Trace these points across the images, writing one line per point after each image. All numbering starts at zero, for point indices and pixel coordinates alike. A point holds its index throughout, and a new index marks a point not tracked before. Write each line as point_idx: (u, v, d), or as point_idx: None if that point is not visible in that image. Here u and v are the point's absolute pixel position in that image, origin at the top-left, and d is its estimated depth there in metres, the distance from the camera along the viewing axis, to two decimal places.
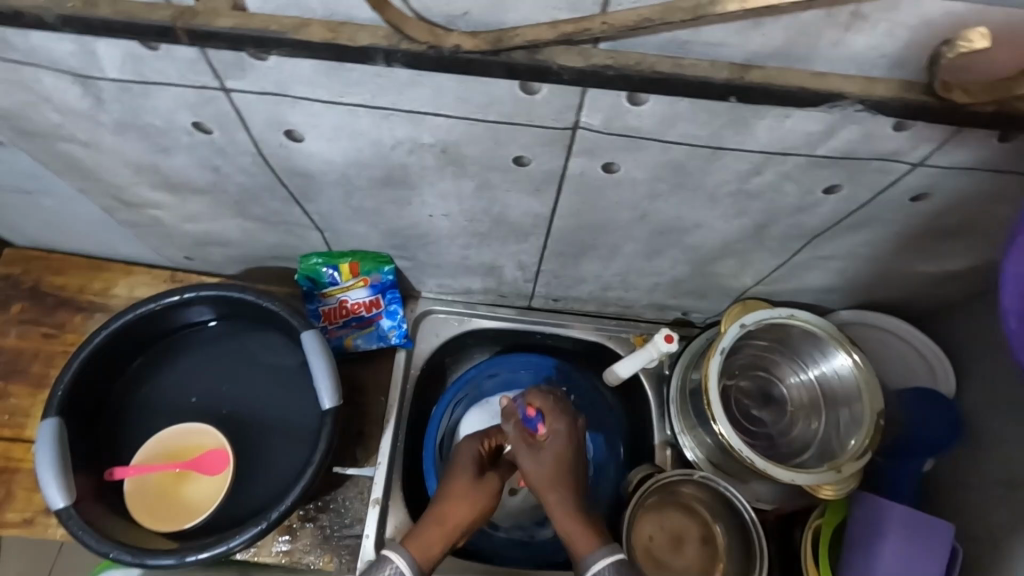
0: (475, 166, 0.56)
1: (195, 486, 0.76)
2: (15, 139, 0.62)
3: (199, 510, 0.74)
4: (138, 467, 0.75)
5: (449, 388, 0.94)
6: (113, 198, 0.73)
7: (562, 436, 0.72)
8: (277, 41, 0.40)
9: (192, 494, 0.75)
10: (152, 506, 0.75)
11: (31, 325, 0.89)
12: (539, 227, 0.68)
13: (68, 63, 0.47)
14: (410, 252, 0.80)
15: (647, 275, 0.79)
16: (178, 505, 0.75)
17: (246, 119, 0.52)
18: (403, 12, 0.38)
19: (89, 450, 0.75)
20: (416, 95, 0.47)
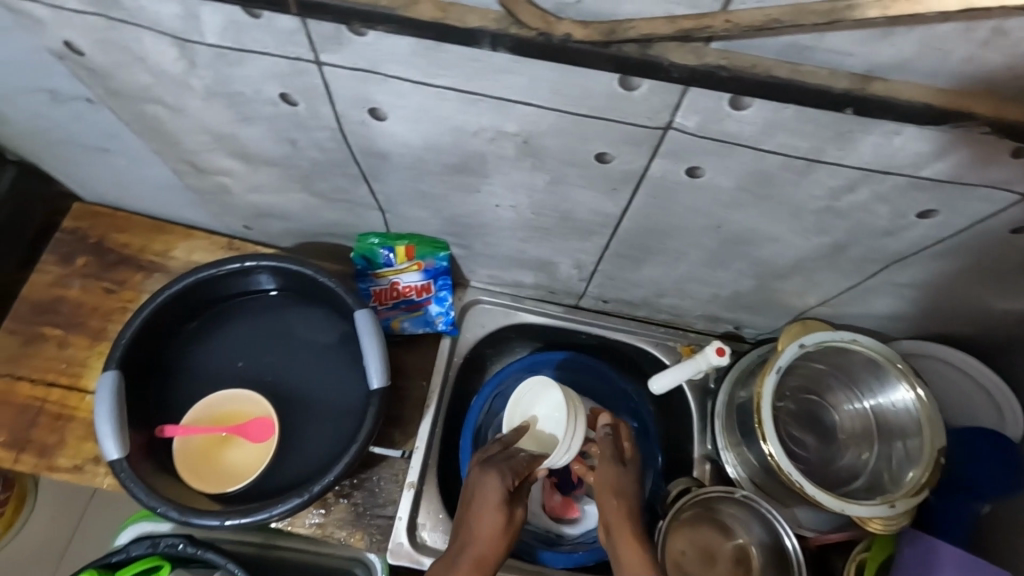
0: (554, 159, 0.55)
1: (241, 452, 0.77)
2: (103, 97, 0.63)
3: (242, 475, 0.76)
4: (187, 427, 0.77)
5: (489, 382, 0.92)
6: (186, 162, 0.75)
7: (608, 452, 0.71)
8: (385, 17, 0.39)
9: (236, 460, 0.77)
10: (197, 467, 0.76)
11: (93, 279, 0.92)
12: (606, 227, 0.67)
13: (170, 25, 0.48)
14: (467, 240, 0.80)
15: (707, 286, 0.77)
16: (225, 469, 0.76)
17: (332, 93, 0.52)
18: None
19: (141, 404, 0.77)
20: (510, 83, 0.46)
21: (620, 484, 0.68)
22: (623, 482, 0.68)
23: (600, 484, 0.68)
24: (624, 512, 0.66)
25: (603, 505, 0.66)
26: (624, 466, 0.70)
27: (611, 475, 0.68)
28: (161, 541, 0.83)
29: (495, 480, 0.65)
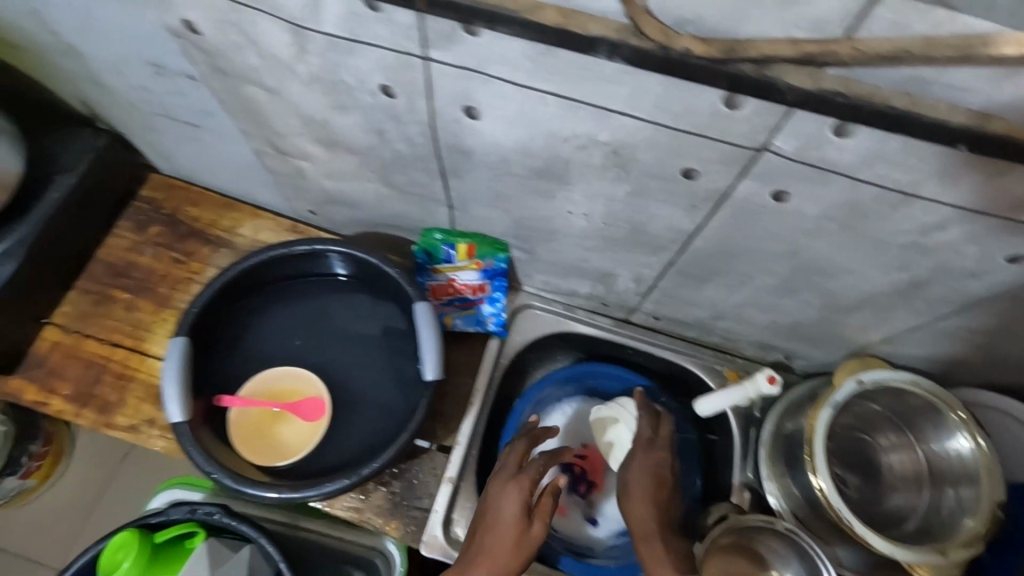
0: (640, 172, 0.56)
1: (293, 428, 0.79)
2: (207, 75, 0.66)
3: (292, 451, 0.77)
4: (243, 399, 0.79)
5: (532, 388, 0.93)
6: (270, 144, 0.77)
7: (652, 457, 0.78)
8: (508, 19, 0.40)
9: (286, 435, 0.78)
10: (249, 440, 0.78)
11: (164, 249, 0.95)
12: (676, 244, 0.67)
13: (291, 12, 0.50)
14: (530, 244, 0.81)
15: (767, 313, 0.77)
16: (277, 442, 0.78)
17: (433, 89, 0.54)
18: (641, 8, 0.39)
19: (203, 373, 0.80)
20: (613, 93, 0.47)
21: (660, 487, 0.75)
22: (663, 478, 0.76)
23: (636, 489, 0.75)
24: (648, 510, 0.73)
25: (632, 511, 0.73)
26: (673, 467, 0.78)
27: (644, 476, 0.75)
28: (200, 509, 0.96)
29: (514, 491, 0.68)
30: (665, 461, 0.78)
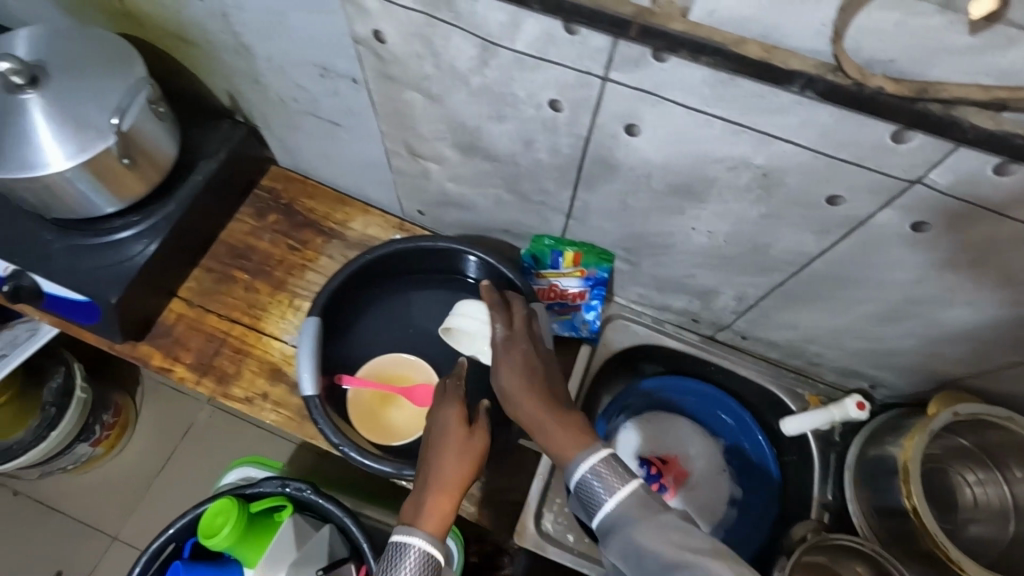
0: (782, 195, 0.61)
1: (403, 412, 0.84)
2: (371, 79, 0.73)
3: (399, 434, 0.83)
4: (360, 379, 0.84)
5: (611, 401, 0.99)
6: (405, 145, 0.84)
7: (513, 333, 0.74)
8: (714, 50, 0.46)
9: (394, 418, 0.84)
10: (361, 418, 0.83)
11: (281, 236, 1.02)
12: (792, 267, 0.72)
13: (489, 30, 0.56)
14: (637, 256, 0.85)
15: (865, 339, 0.80)
16: (387, 425, 0.83)
17: (601, 106, 0.60)
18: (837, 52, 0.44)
19: (326, 353, 0.86)
20: (781, 121, 0.53)
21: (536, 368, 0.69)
22: (531, 361, 0.70)
23: (508, 374, 0.69)
24: (535, 396, 0.66)
25: (509, 387, 0.68)
26: (540, 350, 0.73)
27: (532, 366, 0.69)
28: (289, 485, 1.03)
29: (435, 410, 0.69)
30: (536, 348, 0.73)
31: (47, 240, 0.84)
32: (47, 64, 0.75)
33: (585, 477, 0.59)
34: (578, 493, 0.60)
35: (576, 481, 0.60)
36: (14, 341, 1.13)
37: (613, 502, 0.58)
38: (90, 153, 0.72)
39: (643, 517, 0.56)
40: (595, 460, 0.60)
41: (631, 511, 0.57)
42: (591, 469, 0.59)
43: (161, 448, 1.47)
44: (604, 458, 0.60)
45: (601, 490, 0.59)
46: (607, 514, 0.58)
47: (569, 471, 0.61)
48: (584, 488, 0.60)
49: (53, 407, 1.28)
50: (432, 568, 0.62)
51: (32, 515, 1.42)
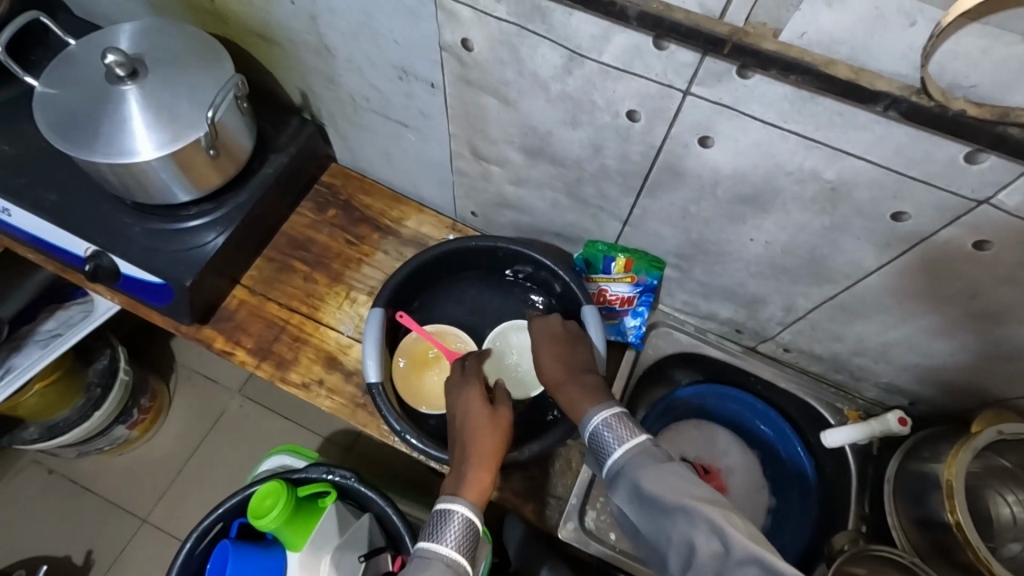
0: (848, 208, 0.64)
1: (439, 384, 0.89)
2: (449, 83, 0.76)
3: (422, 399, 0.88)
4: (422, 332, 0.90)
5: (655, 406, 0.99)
6: (470, 148, 0.87)
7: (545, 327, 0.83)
8: (804, 69, 0.49)
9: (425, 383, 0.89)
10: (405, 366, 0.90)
11: (338, 230, 1.05)
12: (848, 279, 0.74)
13: (579, 41, 0.60)
14: (690, 263, 0.88)
15: (912, 354, 0.82)
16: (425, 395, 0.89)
17: (678, 118, 0.63)
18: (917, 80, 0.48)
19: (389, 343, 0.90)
20: (856, 137, 0.55)
21: (564, 345, 0.81)
22: (559, 341, 0.82)
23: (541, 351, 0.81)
24: (559, 366, 0.78)
25: (544, 361, 0.80)
26: (566, 336, 0.83)
27: (558, 344, 0.81)
28: (334, 473, 1.05)
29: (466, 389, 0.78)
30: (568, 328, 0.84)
31: (126, 224, 0.88)
32: (146, 59, 0.80)
33: (596, 427, 0.67)
34: (591, 442, 0.67)
35: (590, 431, 0.68)
36: (69, 320, 1.15)
37: (622, 449, 0.64)
38: (182, 143, 0.76)
39: (648, 461, 0.62)
40: (608, 413, 0.67)
41: (637, 457, 0.63)
42: (602, 419, 0.67)
43: (196, 434, 1.47)
44: (616, 412, 0.67)
45: (611, 437, 0.65)
46: (616, 459, 0.64)
47: (584, 422, 0.69)
48: (596, 436, 0.67)
49: (98, 387, 1.29)
50: (473, 537, 0.66)
51: (68, 494, 1.41)
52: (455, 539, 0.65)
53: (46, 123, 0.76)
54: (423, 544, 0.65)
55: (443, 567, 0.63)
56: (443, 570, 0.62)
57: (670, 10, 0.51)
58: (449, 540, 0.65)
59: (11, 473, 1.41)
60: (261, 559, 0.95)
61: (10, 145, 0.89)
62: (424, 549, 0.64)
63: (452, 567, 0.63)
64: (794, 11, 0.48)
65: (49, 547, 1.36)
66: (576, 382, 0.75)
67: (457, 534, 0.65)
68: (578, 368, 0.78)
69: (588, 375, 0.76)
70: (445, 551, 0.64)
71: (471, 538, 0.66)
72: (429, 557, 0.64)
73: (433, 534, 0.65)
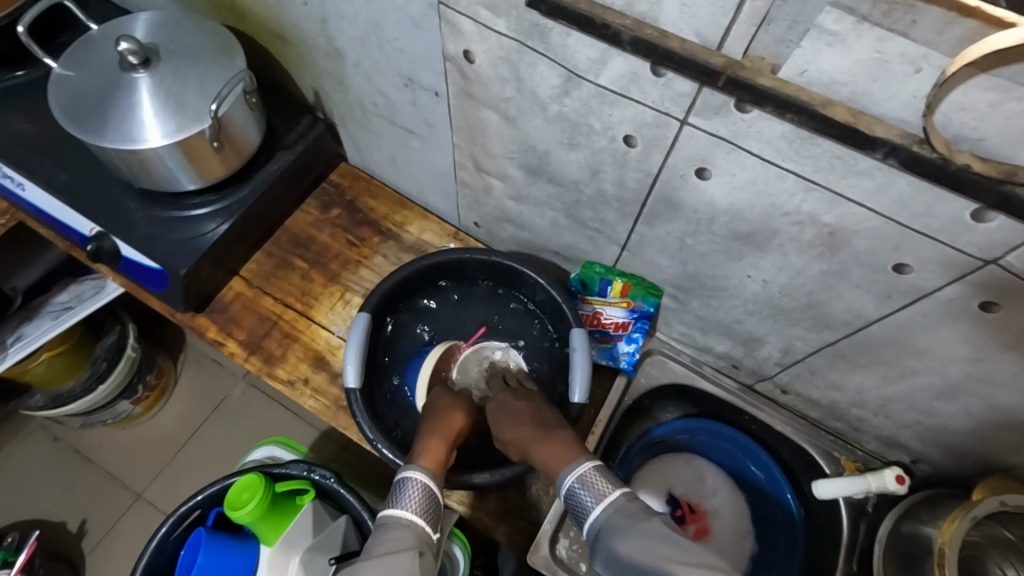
0: (847, 255, 0.61)
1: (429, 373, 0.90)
2: (452, 94, 0.75)
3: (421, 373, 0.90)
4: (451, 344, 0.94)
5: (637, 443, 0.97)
6: (472, 160, 0.86)
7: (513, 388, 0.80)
8: (800, 108, 0.47)
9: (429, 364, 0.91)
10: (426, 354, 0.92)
11: (341, 231, 1.04)
12: (848, 327, 0.71)
13: (576, 63, 0.59)
14: (688, 295, 0.85)
15: (914, 411, 0.78)
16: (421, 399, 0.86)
17: (675, 147, 0.61)
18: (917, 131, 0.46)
19: (374, 349, 0.90)
20: (856, 184, 0.53)
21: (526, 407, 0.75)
22: (522, 405, 0.76)
23: (502, 416, 0.75)
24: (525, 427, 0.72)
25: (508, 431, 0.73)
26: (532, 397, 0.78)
27: (521, 407, 0.75)
28: (315, 471, 1.05)
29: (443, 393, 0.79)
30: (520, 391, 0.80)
31: (132, 209, 0.89)
32: (160, 49, 0.81)
33: (570, 486, 0.62)
34: (568, 503, 0.62)
35: (565, 490, 0.62)
36: (81, 295, 1.14)
37: (600, 508, 0.59)
38: (186, 134, 0.77)
39: (627, 522, 0.56)
40: (582, 470, 0.62)
41: (616, 516, 0.58)
42: (577, 476, 0.62)
43: (196, 416, 1.49)
44: (590, 467, 0.62)
45: (587, 498, 0.60)
46: (593, 520, 0.59)
47: (560, 482, 0.63)
48: (573, 497, 0.61)
49: (105, 361, 1.29)
50: (433, 501, 0.64)
51: (65, 462, 1.43)
52: (414, 502, 0.63)
53: (59, 105, 0.78)
54: (385, 512, 0.62)
55: (404, 528, 0.60)
56: (403, 530, 0.59)
57: (666, 37, 0.50)
58: (409, 504, 0.62)
59: (16, 436, 1.44)
60: (236, 551, 0.95)
61: (30, 123, 0.92)
62: (385, 515, 0.62)
63: (412, 527, 0.60)
64: (794, 48, 0.46)
65: (45, 512, 1.39)
66: (548, 437, 0.69)
67: (416, 497, 0.63)
68: (548, 423, 0.72)
69: (557, 428, 0.71)
70: (404, 513, 0.61)
71: (431, 503, 0.64)
72: (389, 521, 0.61)
73: (393, 501, 0.63)
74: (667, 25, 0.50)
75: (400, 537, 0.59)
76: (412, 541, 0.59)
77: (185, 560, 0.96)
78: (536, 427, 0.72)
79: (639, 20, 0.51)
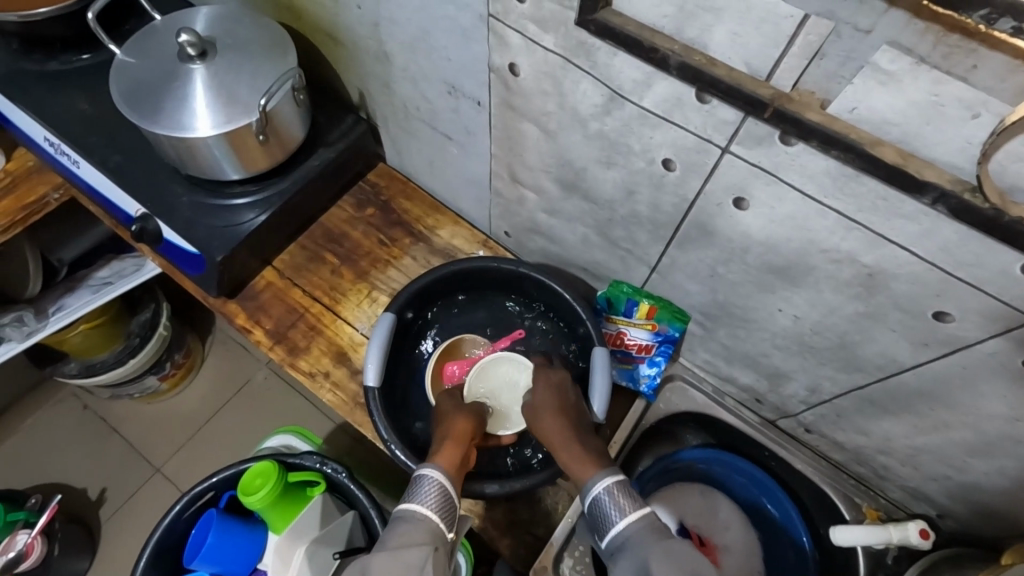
0: (886, 297, 0.59)
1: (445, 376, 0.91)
2: (494, 105, 0.76)
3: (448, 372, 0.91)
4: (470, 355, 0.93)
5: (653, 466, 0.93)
6: (508, 171, 0.86)
7: (544, 386, 0.79)
8: (848, 145, 0.46)
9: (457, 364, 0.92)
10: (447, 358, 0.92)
11: (373, 229, 1.06)
12: (880, 372, 0.68)
13: (620, 83, 0.59)
14: (715, 323, 0.83)
15: (945, 465, 0.75)
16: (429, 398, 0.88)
17: (714, 175, 0.61)
18: (969, 179, 0.44)
19: (396, 350, 0.91)
20: (900, 227, 0.52)
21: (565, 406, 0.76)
22: (557, 402, 0.77)
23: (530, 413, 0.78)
24: (558, 422, 0.74)
25: (540, 419, 0.75)
26: (566, 397, 0.78)
27: (557, 399, 0.77)
28: (328, 465, 1.03)
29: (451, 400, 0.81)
30: (552, 383, 0.80)
31: (177, 193, 0.92)
32: (217, 42, 0.84)
33: (599, 494, 0.62)
34: (591, 512, 0.63)
35: (591, 497, 0.63)
36: (122, 270, 1.19)
37: (625, 522, 0.60)
38: (234, 126, 0.79)
39: (655, 537, 0.58)
40: (610, 482, 0.63)
41: (645, 530, 0.59)
42: (604, 487, 0.62)
43: (218, 397, 1.53)
44: (620, 480, 0.63)
45: (613, 509, 0.61)
46: (617, 532, 0.60)
47: (586, 488, 0.64)
48: (597, 505, 0.62)
49: (137, 337, 1.33)
50: (450, 501, 0.64)
51: (92, 431, 1.48)
52: (432, 499, 0.63)
53: (119, 90, 0.81)
54: (400, 505, 0.63)
55: (419, 524, 0.60)
56: (419, 527, 0.60)
57: (714, 65, 0.50)
58: (426, 500, 0.63)
59: (49, 401, 1.49)
60: (244, 534, 0.98)
61: (90, 104, 0.96)
62: (401, 509, 0.62)
63: (427, 523, 0.61)
64: (846, 84, 0.45)
65: (68, 477, 1.43)
66: (577, 439, 0.71)
67: (433, 495, 0.63)
68: (580, 429, 0.73)
69: (587, 437, 0.72)
70: (419, 508, 0.62)
71: (448, 502, 0.64)
72: (405, 514, 0.62)
73: (409, 495, 0.64)
74: (716, 52, 0.50)
75: (415, 532, 0.59)
76: (426, 537, 0.59)
77: (195, 538, 0.98)
78: (568, 429, 0.73)
79: (688, 46, 0.51)
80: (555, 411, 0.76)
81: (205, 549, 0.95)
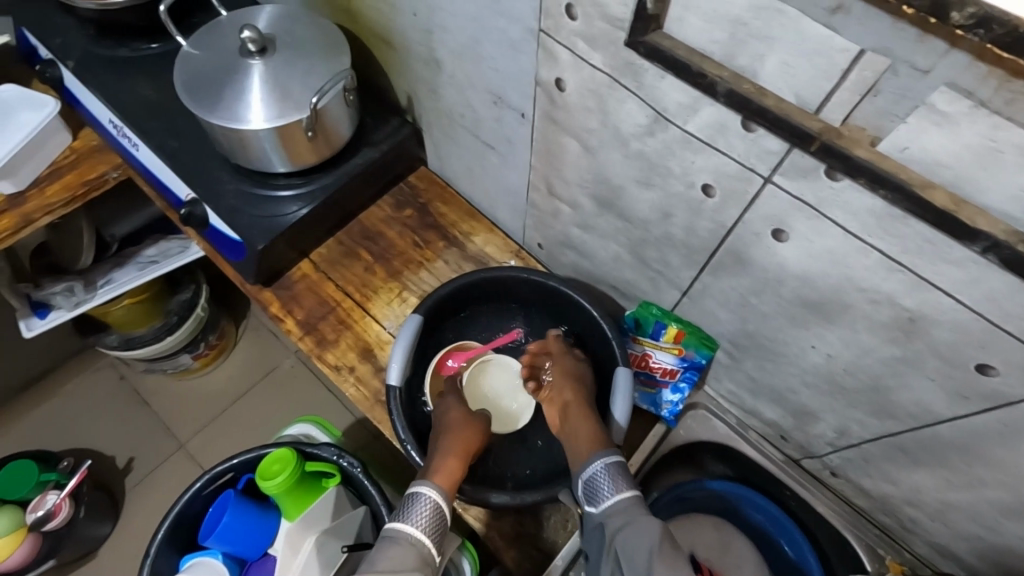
0: (925, 344, 0.57)
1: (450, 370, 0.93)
2: (537, 118, 0.77)
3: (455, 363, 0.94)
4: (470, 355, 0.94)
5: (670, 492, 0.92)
6: (546, 184, 0.87)
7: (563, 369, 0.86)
8: (896, 184, 0.45)
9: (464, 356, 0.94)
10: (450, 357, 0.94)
11: (409, 231, 1.08)
12: (913, 421, 0.66)
13: (665, 105, 0.59)
14: (743, 353, 0.82)
15: (977, 526, 0.71)
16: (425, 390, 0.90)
17: (755, 204, 0.60)
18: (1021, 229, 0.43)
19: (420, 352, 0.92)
20: (945, 273, 0.50)
21: (578, 382, 0.84)
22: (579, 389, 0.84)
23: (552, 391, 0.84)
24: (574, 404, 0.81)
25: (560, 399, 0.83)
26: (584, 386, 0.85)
27: (573, 382, 0.84)
28: (344, 459, 1.03)
29: (453, 408, 0.81)
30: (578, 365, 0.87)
31: (224, 180, 0.95)
32: (276, 40, 0.87)
33: (596, 471, 0.70)
34: (587, 482, 0.70)
35: (588, 472, 0.71)
36: (168, 251, 1.23)
37: (616, 498, 0.67)
38: (285, 121, 0.82)
39: (638, 516, 0.66)
40: (611, 461, 0.70)
41: (632, 512, 0.66)
42: (604, 464, 0.70)
43: (246, 380, 1.57)
44: (617, 461, 0.70)
45: (606, 484, 0.69)
46: (607, 505, 0.67)
47: (586, 463, 0.72)
48: (593, 480, 0.70)
49: (176, 315, 1.37)
50: (441, 521, 0.68)
51: (125, 401, 1.54)
52: (423, 519, 0.66)
53: (181, 80, 0.85)
54: (392, 525, 0.67)
55: (407, 545, 0.64)
56: (408, 550, 0.64)
57: (762, 95, 0.50)
58: (417, 521, 0.66)
59: (89, 369, 1.56)
60: (257, 519, 1.00)
61: (153, 90, 1.00)
62: (392, 530, 0.66)
63: (417, 547, 0.64)
64: (899, 123, 0.44)
65: (98, 443, 1.48)
66: (586, 418, 0.78)
67: (425, 515, 0.67)
68: (591, 411, 0.80)
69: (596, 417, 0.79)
70: (411, 531, 0.65)
71: (438, 522, 0.67)
72: (396, 536, 0.65)
73: (402, 514, 0.67)
74: (766, 81, 0.50)
75: (404, 556, 0.63)
76: (414, 562, 0.63)
77: (211, 517, 1.00)
78: (581, 409, 0.80)
79: (737, 74, 0.51)
80: (569, 393, 0.83)
81: (221, 528, 0.97)
